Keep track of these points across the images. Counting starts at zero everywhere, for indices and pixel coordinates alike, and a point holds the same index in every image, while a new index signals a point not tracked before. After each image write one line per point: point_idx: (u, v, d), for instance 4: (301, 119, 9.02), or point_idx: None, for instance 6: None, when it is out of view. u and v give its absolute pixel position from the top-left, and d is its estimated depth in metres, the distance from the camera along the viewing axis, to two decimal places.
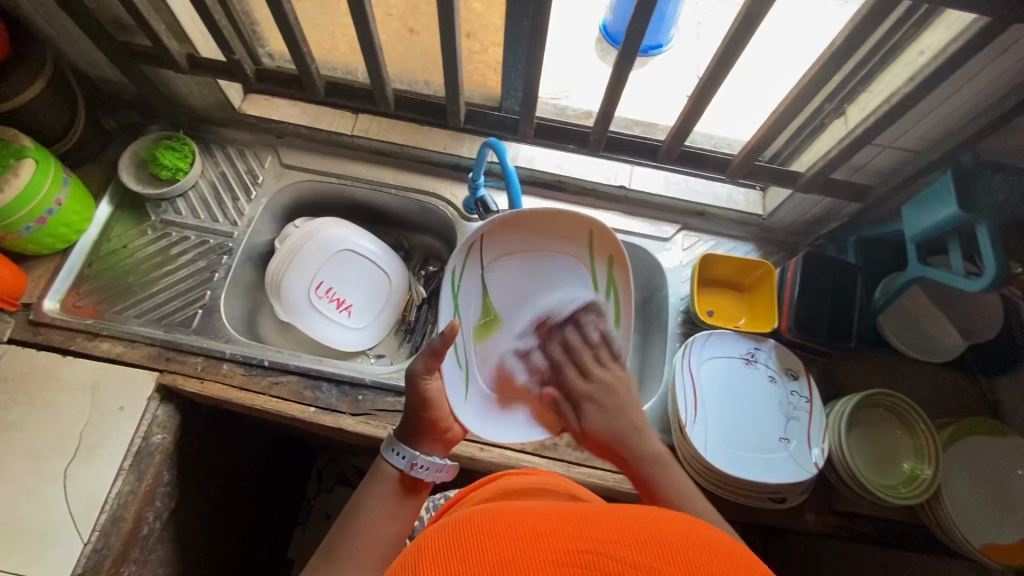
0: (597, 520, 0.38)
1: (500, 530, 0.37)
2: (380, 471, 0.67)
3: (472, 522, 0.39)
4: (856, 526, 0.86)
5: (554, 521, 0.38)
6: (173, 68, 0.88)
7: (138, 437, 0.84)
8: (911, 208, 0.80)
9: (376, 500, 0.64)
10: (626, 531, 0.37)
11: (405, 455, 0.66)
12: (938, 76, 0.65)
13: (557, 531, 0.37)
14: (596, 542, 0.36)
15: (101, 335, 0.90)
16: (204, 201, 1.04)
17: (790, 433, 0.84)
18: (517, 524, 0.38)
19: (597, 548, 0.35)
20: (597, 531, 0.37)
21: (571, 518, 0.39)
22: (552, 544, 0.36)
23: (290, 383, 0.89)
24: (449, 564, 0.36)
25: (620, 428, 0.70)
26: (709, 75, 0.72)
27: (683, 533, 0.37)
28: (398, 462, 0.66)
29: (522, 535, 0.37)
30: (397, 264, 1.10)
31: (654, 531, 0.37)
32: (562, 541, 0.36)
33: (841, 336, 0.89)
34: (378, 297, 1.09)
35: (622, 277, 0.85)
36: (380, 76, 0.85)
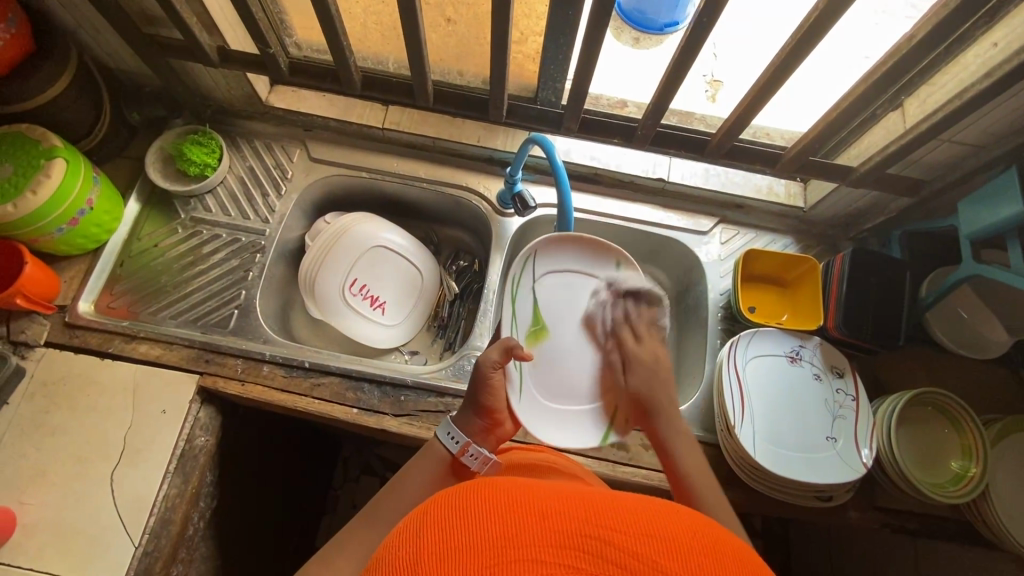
0: (602, 505, 0.39)
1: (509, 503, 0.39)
2: (431, 450, 0.69)
3: (485, 489, 0.41)
4: (900, 522, 0.86)
5: (561, 501, 0.40)
6: (204, 61, 0.85)
7: (182, 440, 0.84)
8: (968, 205, 0.78)
9: (425, 475, 0.66)
10: (633, 520, 0.38)
11: (458, 438, 0.68)
12: (1015, 72, 0.62)
13: (564, 513, 0.38)
14: (597, 526, 0.37)
15: (139, 338, 0.89)
16: (233, 197, 1.01)
17: (837, 432, 0.83)
18: (525, 500, 0.39)
19: (596, 534, 0.36)
20: (598, 516, 0.38)
21: (581, 500, 0.40)
22: (557, 525, 0.37)
23: (331, 384, 0.88)
24: (458, 528, 0.37)
25: (662, 397, 0.74)
26: (770, 71, 0.69)
27: (686, 530, 0.38)
28: (450, 444, 0.68)
29: (528, 509, 0.38)
30: (430, 259, 1.09)
31: (659, 525, 0.38)
32: (567, 524, 0.37)
33: (889, 334, 0.87)
34: (410, 293, 1.07)
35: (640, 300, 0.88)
36: (421, 69, 0.82)
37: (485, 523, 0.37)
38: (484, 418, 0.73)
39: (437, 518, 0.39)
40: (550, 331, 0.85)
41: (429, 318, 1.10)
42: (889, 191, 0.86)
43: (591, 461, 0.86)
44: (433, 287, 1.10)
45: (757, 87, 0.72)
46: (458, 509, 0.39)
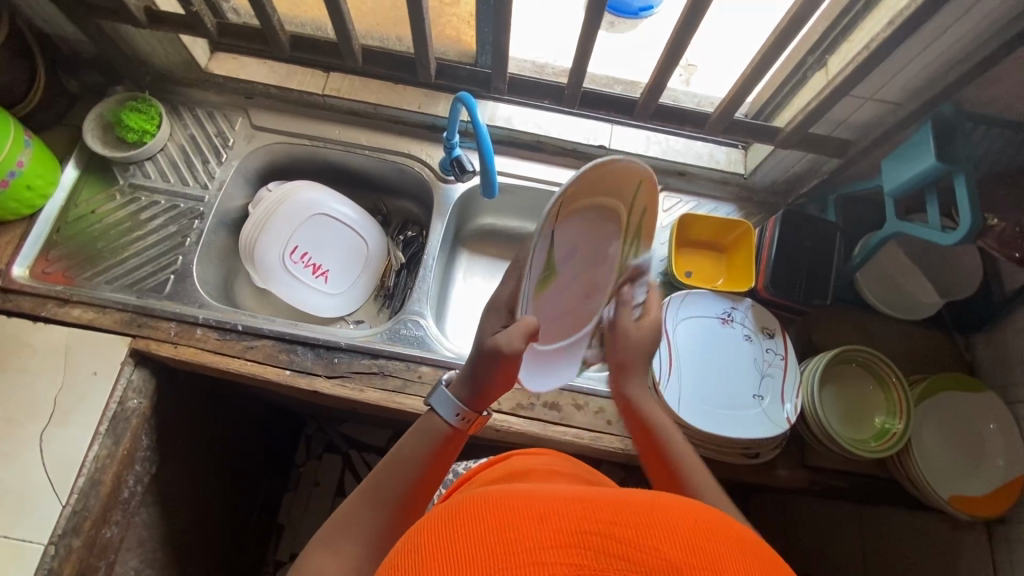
0: (611, 504, 0.34)
1: (493, 513, 0.33)
2: (429, 426, 0.61)
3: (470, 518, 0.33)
4: (829, 480, 0.87)
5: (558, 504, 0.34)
6: (132, 22, 0.85)
7: (113, 401, 0.84)
8: (889, 163, 0.79)
9: (424, 455, 0.59)
10: (643, 514, 0.33)
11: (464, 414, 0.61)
12: (916, 20, 0.63)
13: (563, 510, 0.33)
14: (608, 524, 0.32)
15: (72, 301, 0.89)
16: (173, 163, 1.01)
17: (764, 390, 0.84)
18: (519, 503, 0.34)
19: (612, 532, 0.32)
20: (608, 515, 0.33)
21: (581, 497, 0.35)
22: (557, 526, 0.32)
23: (264, 347, 0.88)
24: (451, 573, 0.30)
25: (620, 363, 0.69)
26: (681, 27, 0.70)
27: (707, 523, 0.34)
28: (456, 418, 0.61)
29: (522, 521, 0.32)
30: (375, 228, 1.09)
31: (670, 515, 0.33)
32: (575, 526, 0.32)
33: (817, 294, 0.88)
34: (354, 262, 1.07)
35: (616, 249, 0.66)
36: (346, 29, 0.81)
37: (476, 529, 0.32)
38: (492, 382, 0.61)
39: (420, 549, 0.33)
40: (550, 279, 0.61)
41: (375, 288, 1.10)
42: (817, 153, 0.86)
43: (523, 422, 0.86)
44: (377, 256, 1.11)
45: (673, 44, 0.73)
46: (443, 522, 0.34)
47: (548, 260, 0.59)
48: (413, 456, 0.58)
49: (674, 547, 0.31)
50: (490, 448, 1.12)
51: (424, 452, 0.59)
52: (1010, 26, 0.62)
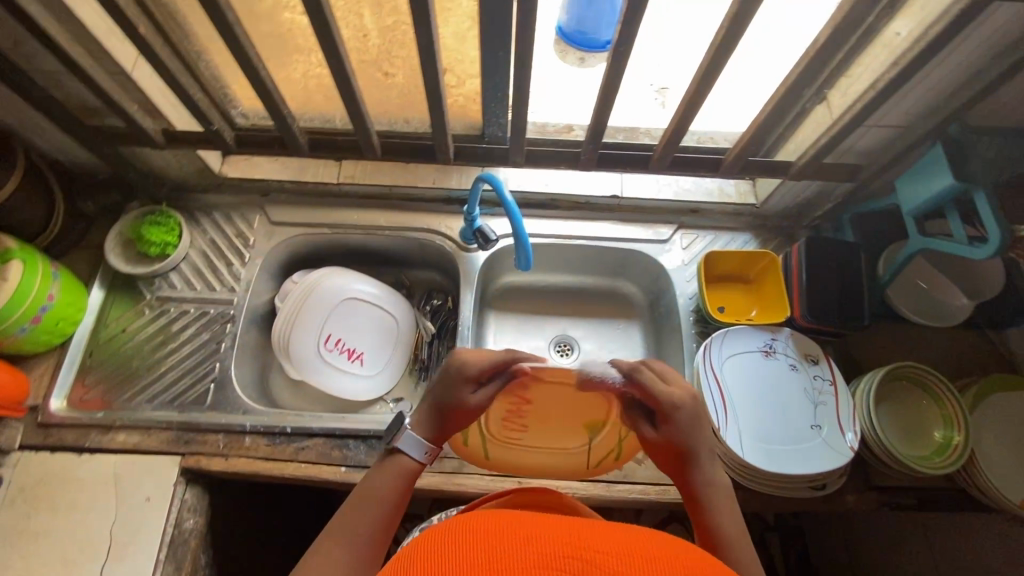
0: (591, 533, 0.38)
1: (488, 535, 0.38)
2: (391, 460, 0.63)
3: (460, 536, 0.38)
4: (898, 499, 0.87)
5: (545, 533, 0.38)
6: (151, 145, 0.86)
7: (170, 526, 0.82)
8: (905, 183, 0.82)
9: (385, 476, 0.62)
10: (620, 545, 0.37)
11: (427, 450, 0.64)
12: (919, 58, 0.66)
13: (540, 537, 0.37)
14: (586, 549, 0.36)
15: (116, 427, 0.88)
16: (198, 270, 1.02)
17: (821, 418, 0.84)
18: (507, 529, 0.38)
19: (587, 556, 0.36)
20: (587, 541, 0.37)
21: (562, 528, 0.39)
22: (538, 552, 0.36)
23: (316, 445, 0.87)
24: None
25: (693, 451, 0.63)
26: (697, 83, 0.73)
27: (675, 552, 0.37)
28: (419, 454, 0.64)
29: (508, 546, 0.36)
30: (402, 304, 1.10)
31: (643, 544, 0.38)
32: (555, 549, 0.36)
33: (854, 315, 0.89)
34: (386, 340, 1.07)
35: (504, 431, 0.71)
36: (364, 124, 0.83)
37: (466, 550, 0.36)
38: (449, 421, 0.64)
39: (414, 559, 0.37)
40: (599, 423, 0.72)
41: (408, 362, 1.10)
42: (830, 180, 0.89)
43: (587, 486, 0.85)
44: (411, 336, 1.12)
45: (685, 104, 0.76)
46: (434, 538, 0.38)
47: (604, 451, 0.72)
48: (375, 490, 0.61)
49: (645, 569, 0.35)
50: None
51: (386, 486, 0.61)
52: (1007, 53, 0.65)
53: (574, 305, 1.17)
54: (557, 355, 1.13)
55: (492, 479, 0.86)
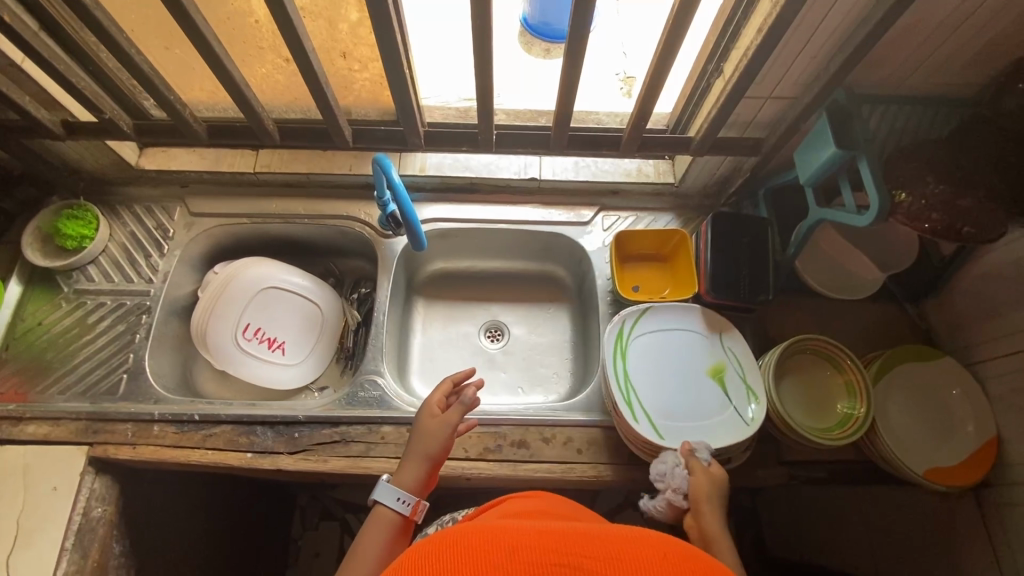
0: (574, 536, 0.42)
1: (475, 543, 0.41)
2: (379, 516, 0.71)
3: (455, 542, 0.41)
4: (807, 472, 0.86)
5: (536, 540, 0.42)
6: (50, 138, 0.87)
7: (76, 514, 0.83)
8: (802, 153, 0.81)
9: (375, 537, 0.69)
10: (600, 550, 0.40)
11: (407, 500, 0.71)
12: (780, 24, 0.65)
13: (529, 544, 0.41)
14: (568, 555, 0.40)
15: (26, 418, 0.89)
16: (116, 263, 1.02)
17: (730, 394, 0.84)
18: (494, 538, 0.42)
19: (570, 562, 0.39)
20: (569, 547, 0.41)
21: (546, 533, 0.43)
22: (526, 559, 0.39)
23: (224, 432, 0.88)
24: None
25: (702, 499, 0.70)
26: (570, 54, 0.71)
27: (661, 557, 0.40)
28: (400, 506, 0.71)
29: (499, 552, 0.40)
30: (326, 291, 1.09)
31: (627, 546, 0.41)
32: (535, 556, 0.40)
33: (760, 291, 0.89)
34: (312, 328, 1.07)
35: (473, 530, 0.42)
36: (255, 110, 0.83)
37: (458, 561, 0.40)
38: (428, 467, 0.74)
39: (413, 560, 0.41)
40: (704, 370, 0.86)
41: (335, 350, 1.10)
42: (733, 154, 0.89)
43: (493, 466, 0.85)
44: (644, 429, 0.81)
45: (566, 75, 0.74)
46: (425, 554, 0.41)
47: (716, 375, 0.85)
48: (365, 546, 0.68)
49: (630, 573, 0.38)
50: (476, 492, 1.10)
51: (377, 540, 0.69)
52: (870, 13, 0.64)
53: (504, 290, 1.18)
54: (486, 340, 1.14)
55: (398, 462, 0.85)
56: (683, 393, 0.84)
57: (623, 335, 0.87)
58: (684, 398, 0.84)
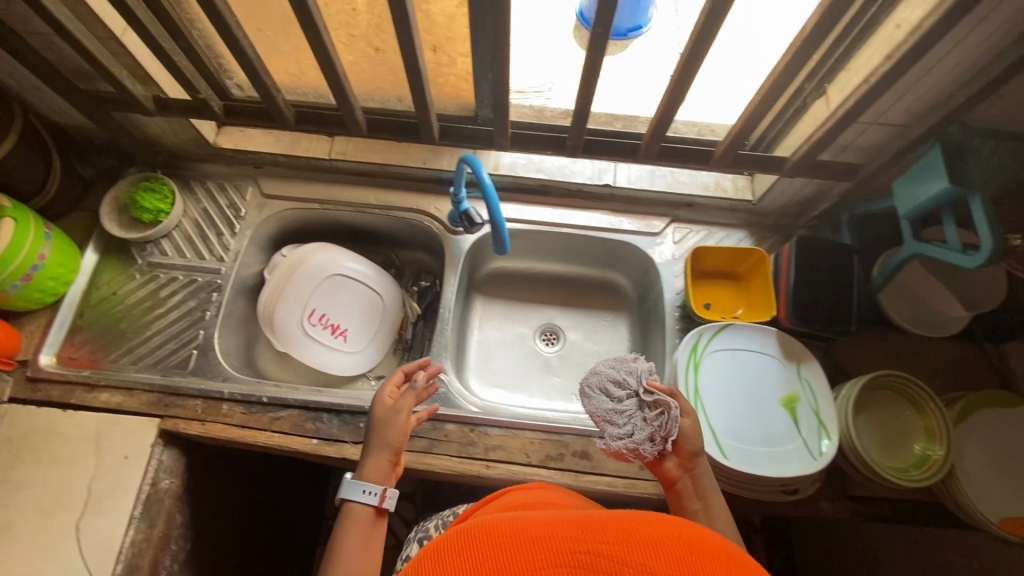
0: (591, 525, 0.37)
1: (488, 534, 0.38)
2: (349, 515, 0.67)
3: (470, 536, 0.38)
4: (872, 509, 0.85)
5: (551, 528, 0.38)
6: (141, 112, 0.87)
7: (145, 484, 0.85)
8: (903, 185, 0.78)
9: (352, 529, 0.66)
10: (627, 533, 0.36)
11: (374, 490, 0.68)
12: (914, 53, 0.62)
13: (546, 534, 0.37)
14: (588, 543, 0.36)
15: (100, 386, 0.91)
16: (189, 239, 1.03)
17: (802, 423, 0.82)
18: (510, 528, 0.39)
19: (590, 552, 0.35)
20: (588, 535, 0.36)
21: (567, 521, 0.39)
22: (545, 547, 0.36)
23: (290, 416, 0.89)
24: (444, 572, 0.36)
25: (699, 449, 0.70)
26: (683, 67, 0.69)
27: (681, 539, 0.36)
28: (370, 497, 0.67)
29: (513, 543, 0.37)
30: (388, 283, 1.10)
31: (651, 533, 0.36)
32: (553, 545, 0.36)
33: (841, 321, 0.87)
34: (371, 318, 1.07)
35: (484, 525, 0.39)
36: (347, 99, 0.83)
37: (469, 552, 0.37)
38: (393, 454, 0.73)
39: (426, 553, 0.39)
40: (778, 398, 0.84)
41: (391, 342, 1.10)
42: (826, 178, 0.86)
43: (554, 474, 0.85)
44: (713, 448, 0.79)
45: (674, 86, 0.72)
46: (438, 551, 0.38)
47: (788, 405, 0.83)
48: (343, 547, 0.64)
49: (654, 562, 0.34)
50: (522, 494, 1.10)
51: (355, 535, 0.65)
52: (1010, 49, 0.61)
53: (562, 294, 1.17)
54: (541, 344, 1.13)
55: (460, 462, 0.86)
56: (755, 418, 0.83)
57: (698, 350, 0.87)
58: (755, 423, 0.82)
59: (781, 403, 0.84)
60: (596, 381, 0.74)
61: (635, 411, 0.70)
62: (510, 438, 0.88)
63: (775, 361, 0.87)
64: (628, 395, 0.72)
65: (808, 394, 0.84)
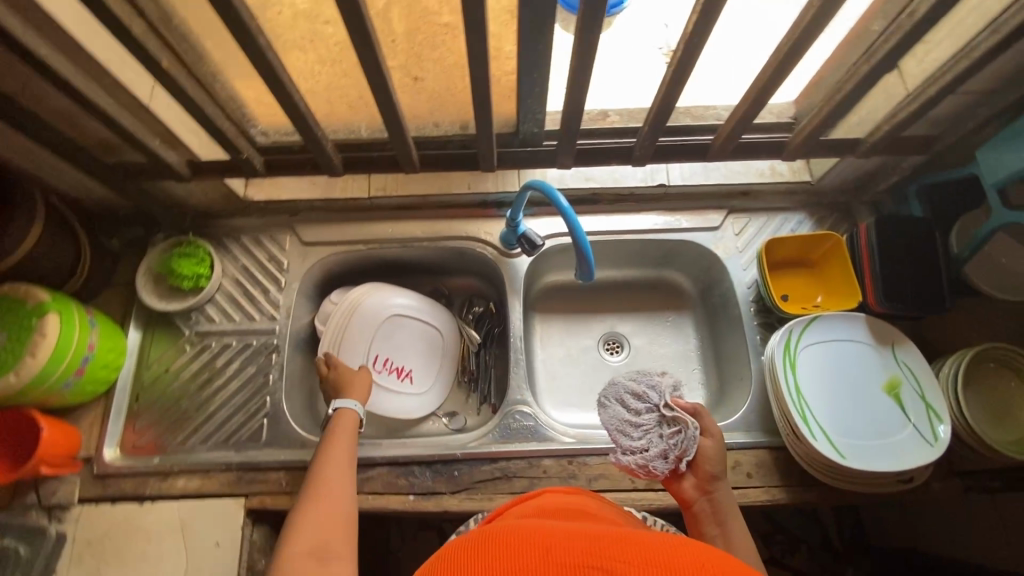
0: (615, 545, 0.40)
1: (512, 542, 0.41)
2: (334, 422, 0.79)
3: (495, 537, 0.42)
4: (985, 482, 0.84)
5: (570, 542, 0.41)
6: (176, 178, 0.82)
7: (244, 569, 0.81)
8: (988, 152, 0.76)
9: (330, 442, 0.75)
10: (645, 556, 0.38)
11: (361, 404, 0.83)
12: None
13: (564, 545, 0.40)
14: (604, 560, 0.38)
15: (174, 472, 0.86)
16: (234, 301, 0.97)
17: (909, 409, 0.80)
18: (532, 538, 0.42)
19: (603, 566, 0.38)
20: (610, 553, 0.39)
21: (588, 538, 0.41)
22: (562, 560, 0.39)
23: (381, 475, 0.85)
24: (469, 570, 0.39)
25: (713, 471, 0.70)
26: (773, 67, 0.65)
27: (699, 568, 0.37)
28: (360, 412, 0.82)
29: (531, 549, 0.40)
30: (441, 313, 1.05)
31: (668, 558, 0.38)
32: (568, 557, 0.39)
33: (934, 298, 0.84)
34: (431, 353, 1.04)
35: (501, 535, 0.43)
36: (401, 133, 0.79)
37: (489, 558, 0.40)
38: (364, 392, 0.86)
39: (450, 556, 0.42)
40: (879, 386, 0.83)
41: (454, 374, 1.07)
42: (900, 153, 0.83)
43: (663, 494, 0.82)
44: (827, 449, 0.78)
45: (759, 83, 0.68)
46: (462, 553, 0.42)
47: (890, 391, 0.82)
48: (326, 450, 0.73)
49: None
50: None
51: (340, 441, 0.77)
52: None
53: (619, 300, 1.13)
54: (607, 354, 1.10)
55: None
56: (861, 410, 0.81)
57: (791, 348, 0.84)
58: (862, 416, 0.81)
59: (884, 391, 0.82)
60: (614, 393, 0.76)
61: (652, 425, 0.73)
62: (611, 465, 0.85)
63: (869, 348, 0.85)
64: (647, 409, 0.74)
65: (910, 378, 0.82)
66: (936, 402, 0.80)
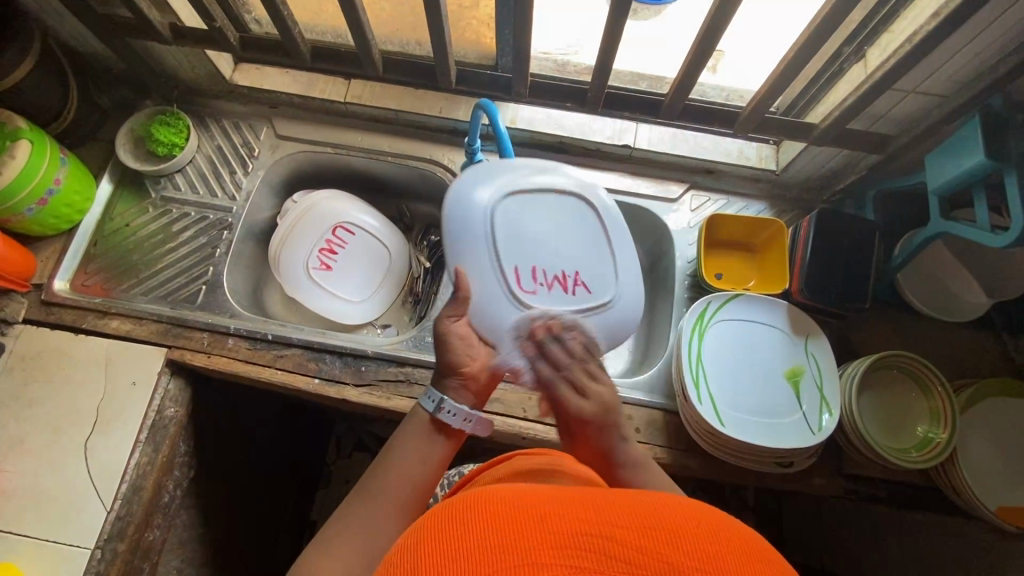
0: (607, 505, 0.35)
1: (496, 507, 0.35)
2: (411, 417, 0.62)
3: (471, 505, 0.35)
4: (867, 488, 0.84)
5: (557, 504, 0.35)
6: (158, 40, 0.87)
7: (151, 411, 0.87)
8: (935, 158, 0.75)
9: (408, 441, 0.59)
10: (638, 517, 0.33)
11: (436, 397, 0.61)
12: (963, 11, 0.59)
13: (554, 511, 0.34)
14: (600, 525, 0.32)
15: (111, 313, 0.92)
16: (202, 175, 1.03)
17: (804, 398, 0.81)
18: (515, 500, 0.35)
19: (602, 533, 0.32)
20: (604, 515, 0.33)
21: (574, 499, 0.35)
22: (553, 526, 0.32)
23: (294, 355, 0.90)
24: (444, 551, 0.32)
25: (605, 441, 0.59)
26: (711, 22, 0.67)
27: (699, 529, 0.33)
28: (429, 403, 0.61)
29: (523, 514, 0.33)
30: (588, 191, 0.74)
31: (668, 519, 0.33)
32: (562, 523, 0.33)
33: (855, 297, 0.84)
34: (586, 241, 0.72)
35: (482, 496, 0.36)
36: (365, 38, 0.82)
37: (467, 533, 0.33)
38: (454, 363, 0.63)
39: (419, 536, 0.35)
40: (785, 372, 0.83)
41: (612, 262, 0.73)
42: (854, 148, 0.83)
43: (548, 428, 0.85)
44: (711, 417, 0.79)
45: (702, 37, 0.69)
46: (440, 525, 0.34)
47: (794, 382, 0.82)
48: (399, 449, 0.58)
49: (670, 549, 0.31)
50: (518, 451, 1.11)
51: (414, 443, 0.59)
52: None
53: None
54: None
55: None
56: (757, 391, 0.82)
57: (705, 316, 0.85)
58: (756, 395, 0.82)
59: (786, 378, 0.83)
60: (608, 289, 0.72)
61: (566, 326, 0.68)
62: (508, 392, 0.88)
63: (783, 335, 0.85)
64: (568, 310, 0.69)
65: (815, 371, 0.83)
66: (833, 397, 0.80)
